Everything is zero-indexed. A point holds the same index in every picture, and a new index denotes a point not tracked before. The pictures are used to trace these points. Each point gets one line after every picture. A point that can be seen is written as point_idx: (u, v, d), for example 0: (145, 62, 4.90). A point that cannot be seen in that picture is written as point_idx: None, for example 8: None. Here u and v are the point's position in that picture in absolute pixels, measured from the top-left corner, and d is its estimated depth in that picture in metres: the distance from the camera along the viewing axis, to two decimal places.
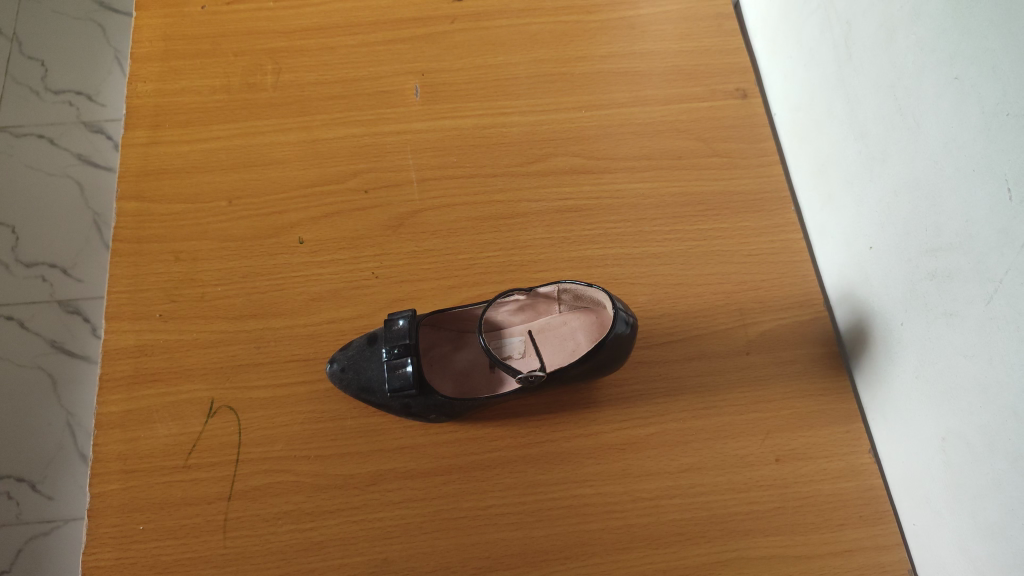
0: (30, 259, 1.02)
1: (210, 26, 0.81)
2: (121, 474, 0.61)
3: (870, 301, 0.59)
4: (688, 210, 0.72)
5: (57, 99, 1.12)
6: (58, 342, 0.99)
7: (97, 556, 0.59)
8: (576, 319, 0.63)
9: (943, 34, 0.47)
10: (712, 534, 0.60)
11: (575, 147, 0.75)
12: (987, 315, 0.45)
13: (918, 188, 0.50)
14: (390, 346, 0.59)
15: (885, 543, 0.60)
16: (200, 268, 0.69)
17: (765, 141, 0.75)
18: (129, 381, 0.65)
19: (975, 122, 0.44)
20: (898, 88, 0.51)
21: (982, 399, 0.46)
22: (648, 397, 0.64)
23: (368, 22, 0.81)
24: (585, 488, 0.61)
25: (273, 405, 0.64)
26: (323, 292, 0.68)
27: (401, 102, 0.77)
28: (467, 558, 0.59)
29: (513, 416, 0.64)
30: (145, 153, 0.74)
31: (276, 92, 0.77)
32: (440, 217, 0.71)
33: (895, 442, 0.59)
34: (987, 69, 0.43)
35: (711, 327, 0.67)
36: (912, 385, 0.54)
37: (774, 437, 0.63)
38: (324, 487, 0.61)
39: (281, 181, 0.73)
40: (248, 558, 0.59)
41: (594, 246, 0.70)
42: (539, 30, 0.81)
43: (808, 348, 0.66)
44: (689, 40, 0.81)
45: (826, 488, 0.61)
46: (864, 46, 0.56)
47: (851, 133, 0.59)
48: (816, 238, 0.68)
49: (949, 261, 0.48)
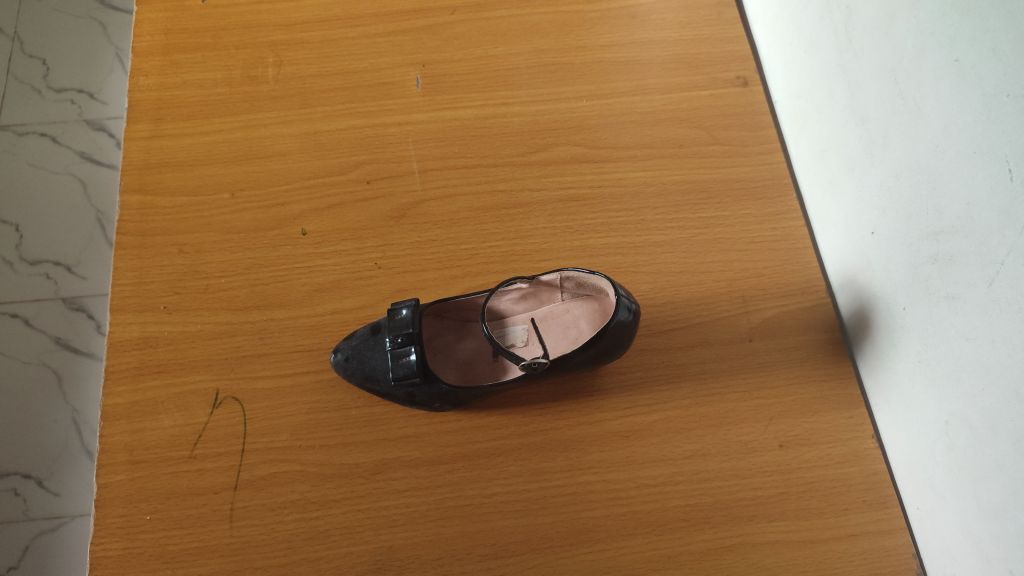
0: (34, 257, 1.03)
1: (210, 21, 0.81)
2: (128, 465, 0.62)
3: (872, 286, 0.59)
4: (689, 198, 0.72)
5: (59, 97, 1.12)
6: (62, 340, 1.00)
7: (104, 546, 0.60)
8: (578, 307, 0.63)
9: (943, 16, 0.46)
10: (715, 520, 0.60)
11: (576, 137, 0.75)
12: (988, 298, 0.45)
13: (919, 172, 0.50)
14: (393, 336, 0.59)
15: (889, 527, 0.60)
16: (203, 260, 0.69)
17: (766, 129, 0.75)
18: (134, 373, 0.65)
19: (975, 104, 0.44)
20: (899, 72, 0.51)
21: (984, 381, 0.46)
22: (651, 384, 0.64)
23: (368, 14, 0.81)
24: (589, 475, 0.62)
25: (277, 395, 0.64)
26: (326, 283, 0.68)
27: (402, 93, 0.77)
28: (472, 546, 0.60)
29: (516, 404, 0.64)
30: (148, 147, 0.75)
31: (277, 84, 0.77)
32: (442, 207, 0.71)
33: (898, 426, 0.59)
34: (987, 50, 0.43)
35: (713, 314, 0.67)
36: (914, 369, 0.54)
37: (777, 423, 0.63)
38: (329, 476, 0.61)
39: (283, 173, 0.73)
40: (254, 547, 0.59)
41: (596, 235, 0.70)
42: (539, 20, 0.81)
43: (810, 335, 0.66)
44: (689, 29, 0.81)
45: (830, 473, 0.62)
46: (863, 30, 0.56)
47: (852, 118, 0.59)
48: (818, 224, 0.68)
49: (951, 244, 0.48)
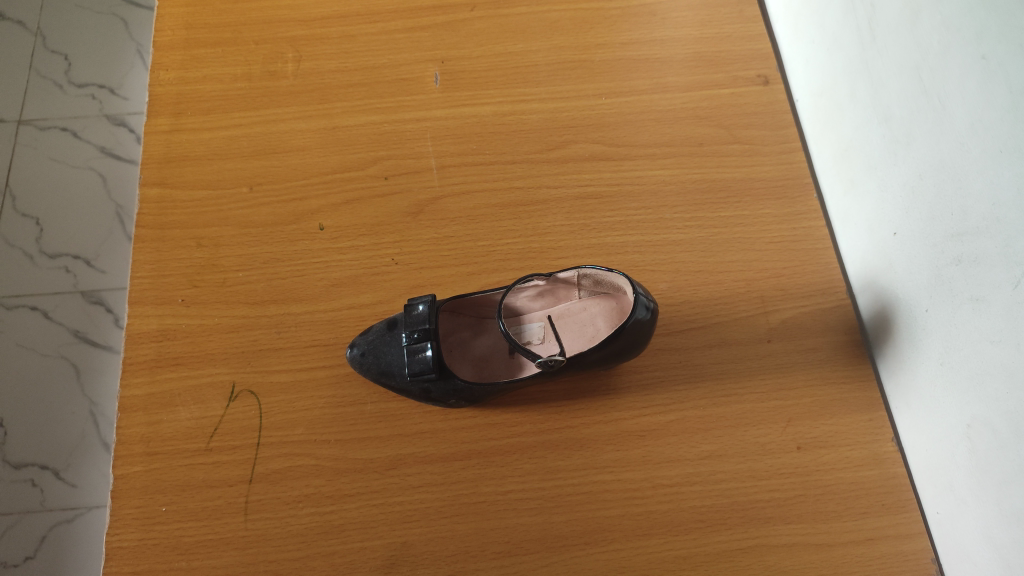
0: (53, 251, 1.04)
1: (231, 16, 0.81)
2: (145, 456, 0.62)
3: (894, 288, 0.58)
4: (708, 197, 0.71)
5: (81, 93, 1.13)
6: (81, 333, 1.01)
7: (120, 537, 0.60)
8: (595, 305, 0.63)
9: (970, 13, 0.46)
10: (731, 522, 0.60)
11: (595, 134, 0.75)
12: (1013, 300, 0.44)
13: (942, 171, 0.49)
14: (409, 331, 0.59)
15: (909, 532, 0.59)
16: (221, 254, 0.70)
17: (787, 128, 0.74)
18: (152, 365, 0.65)
19: (1003, 102, 0.43)
20: (923, 70, 0.51)
21: (1008, 385, 0.45)
22: (668, 384, 0.64)
23: (387, 10, 0.81)
24: (605, 475, 0.61)
25: (294, 389, 0.64)
26: (343, 278, 0.68)
27: (421, 90, 0.77)
28: (486, 543, 0.59)
29: (531, 402, 0.64)
30: (168, 140, 0.75)
31: (296, 80, 0.78)
32: (459, 204, 0.71)
33: (919, 430, 0.58)
34: (1016, 47, 0.42)
35: (731, 314, 0.66)
36: (936, 372, 0.53)
37: (794, 425, 0.62)
38: (343, 471, 0.62)
39: (301, 168, 0.74)
40: (269, 540, 0.60)
41: (614, 234, 0.70)
42: (558, 17, 0.81)
43: (830, 336, 0.65)
44: (709, 27, 0.80)
45: (848, 477, 0.61)
46: (887, 27, 0.55)
47: (875, 116, 0.58)
48: (839, 225, 0.68)
49: (975, 245, 0.47)
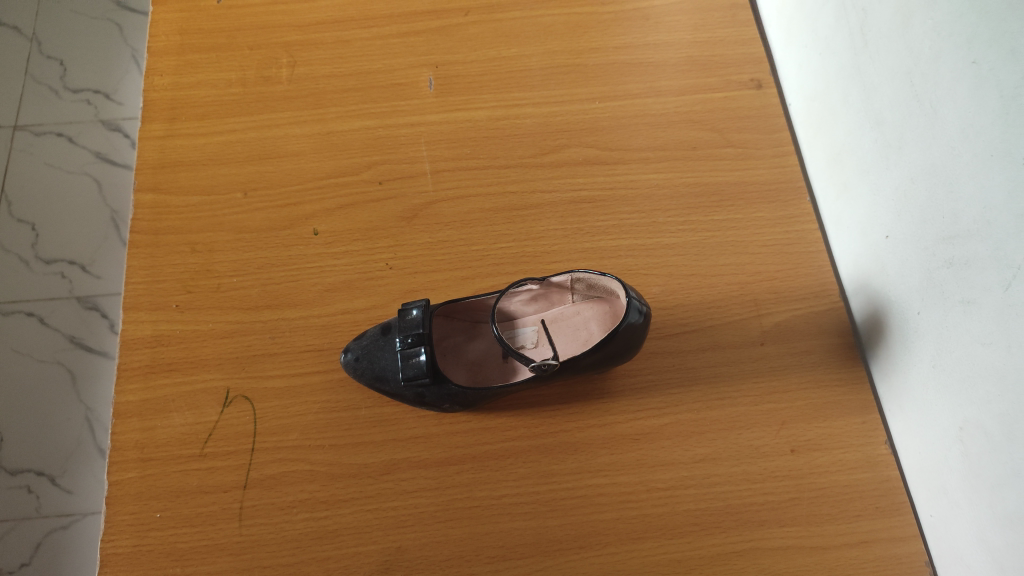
0: (48, 256, 1.04)
1: (226, 21, 0.82)
2: (139, 462, 0.62)
3: (886, 291, 0.59)
4: (701, 201, 0.71)
5: (76, 98, 1.13)
6: (77, 338, 1.01)
7: (114, 543, 0.60)
8: (588, 309, 0.63)
9: (961, 18, 0.46)
10: (725, 525, 0.60)
11: (588, 138, 0.75)
12: (1004, 302, 0.44)
13: (934, 175, 0.50)
14: (403, 336, 0.59)
15: (902, 534, 0.59)
16: (215, 259, 0.70)
17: (780, 131, 0.75)
18: (146, 370, 0.65)
19: (993, 106, 0.44)
20: (915, 75, 0.51)
21: (1000, 387, 0.45)
22: (661, 387, 0.64)
23: (381, 15, 0.82)
24: (599, 479, 0.61)
25: (288, 394, 0.64)
26: (337, 283, 0.68)
27: (415, 94, 0.77)
28: (480, 548, 0.59)
29: (525, 406, 0.64)
30: (162, 145, 0.75)
31: (290, 85, 0.78)
32: (453, 208, 0.72)
33: (912, 433, 0.58)
34: (1006, 52, 0.43)
35: (725, 317, 0.66)
36: (929, 374, 0.54)
37: (788, 428, 0.62)
38: (337, 476, 0.62)
39: (295, 173, 0.74)
40: (263, 545, 0.60)
41: (607, 238, 0.70)
42: (552, 22, 0.81)
43: (823, 338, 0.65)
44: (702, 31, 0.80)
45: (842, 479, 0.61)
46: (879, 32, 0.55)
47: (868, 121, 0.58)
48: (832, 228, 0.68)
49: (966, 248, 0.47)
